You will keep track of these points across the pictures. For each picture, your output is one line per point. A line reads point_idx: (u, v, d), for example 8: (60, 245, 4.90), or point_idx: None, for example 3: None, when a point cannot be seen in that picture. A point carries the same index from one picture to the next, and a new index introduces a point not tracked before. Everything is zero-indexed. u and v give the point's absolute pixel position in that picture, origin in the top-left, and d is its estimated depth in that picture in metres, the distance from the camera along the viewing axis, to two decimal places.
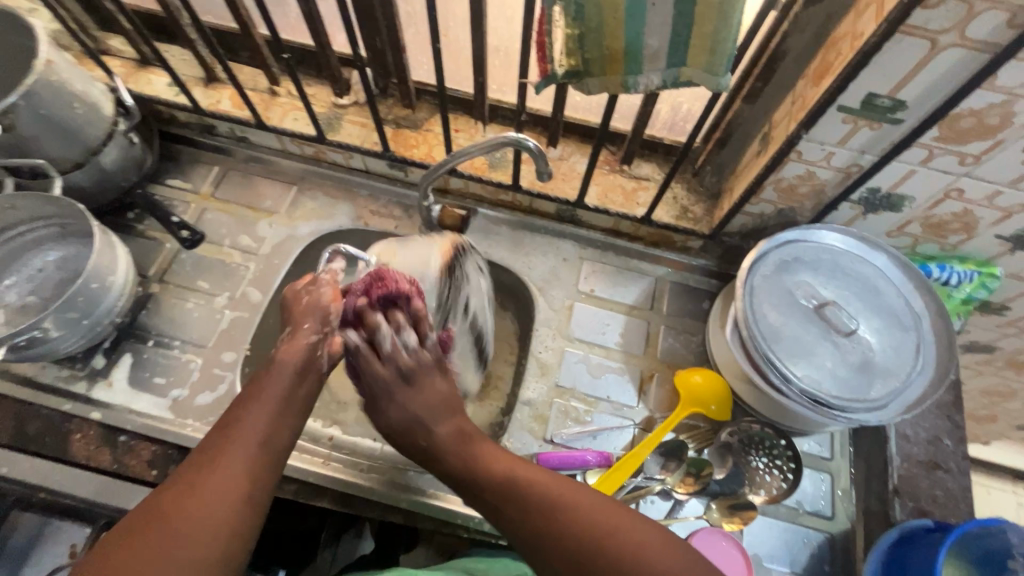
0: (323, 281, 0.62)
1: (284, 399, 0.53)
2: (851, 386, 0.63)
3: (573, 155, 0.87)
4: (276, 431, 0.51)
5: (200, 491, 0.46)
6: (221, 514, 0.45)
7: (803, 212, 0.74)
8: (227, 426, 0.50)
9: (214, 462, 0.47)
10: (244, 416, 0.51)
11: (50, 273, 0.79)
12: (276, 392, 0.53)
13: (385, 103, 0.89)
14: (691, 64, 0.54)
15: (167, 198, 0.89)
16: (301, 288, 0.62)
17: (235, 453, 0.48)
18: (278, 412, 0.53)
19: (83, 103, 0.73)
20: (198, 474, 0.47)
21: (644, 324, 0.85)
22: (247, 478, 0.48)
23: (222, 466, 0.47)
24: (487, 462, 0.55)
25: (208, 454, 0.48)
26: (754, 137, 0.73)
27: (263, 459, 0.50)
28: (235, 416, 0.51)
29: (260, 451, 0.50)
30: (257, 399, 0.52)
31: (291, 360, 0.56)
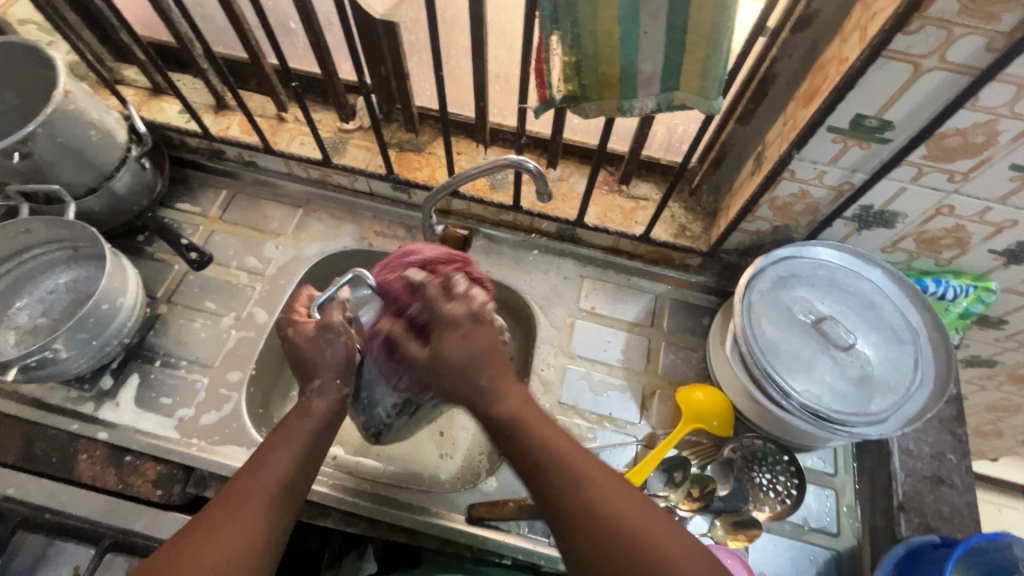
0: (332, 321, 0.59)
1: (308, 446, 0.56)
2: (851, 400, 0.64)
3: (573, 176, 0.89)
4: (298, 478, 0.54)
5: (227, 532, 0.48)
6: (243, 554, 0.48)
7: (798, 229, 0.75)
8: (251, 468, 0.53)
9: (240, 506, 0.50)
10: (268, 459, 0.54)
11: (61, 295, 0.80)
12: (300, 441, 0.56)
13: (389, 127, 0.92)
14: (685, 88, 0.56)
15: (176, 221, 0.91)
16: (315, 334, 0.59)
17: (259, 495, 0.51)
18: (303, 457, 0.55)
19: (99, 130, 0.76)
20: (221, 516, 0.49)
21: (644, 340, 0.86)
22: (271, 518, 0.51)
23: (248, 507, 0.50)
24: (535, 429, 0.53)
25: (234, 494, 0.51)
26: (748, 158, 0.75)
27: (284, 502, 0.52)
28: (256, 461, 0.54)
29: (281, 497, 0.52)
30: (280, 444, 0.55)
31: (320, 409, 0.58)
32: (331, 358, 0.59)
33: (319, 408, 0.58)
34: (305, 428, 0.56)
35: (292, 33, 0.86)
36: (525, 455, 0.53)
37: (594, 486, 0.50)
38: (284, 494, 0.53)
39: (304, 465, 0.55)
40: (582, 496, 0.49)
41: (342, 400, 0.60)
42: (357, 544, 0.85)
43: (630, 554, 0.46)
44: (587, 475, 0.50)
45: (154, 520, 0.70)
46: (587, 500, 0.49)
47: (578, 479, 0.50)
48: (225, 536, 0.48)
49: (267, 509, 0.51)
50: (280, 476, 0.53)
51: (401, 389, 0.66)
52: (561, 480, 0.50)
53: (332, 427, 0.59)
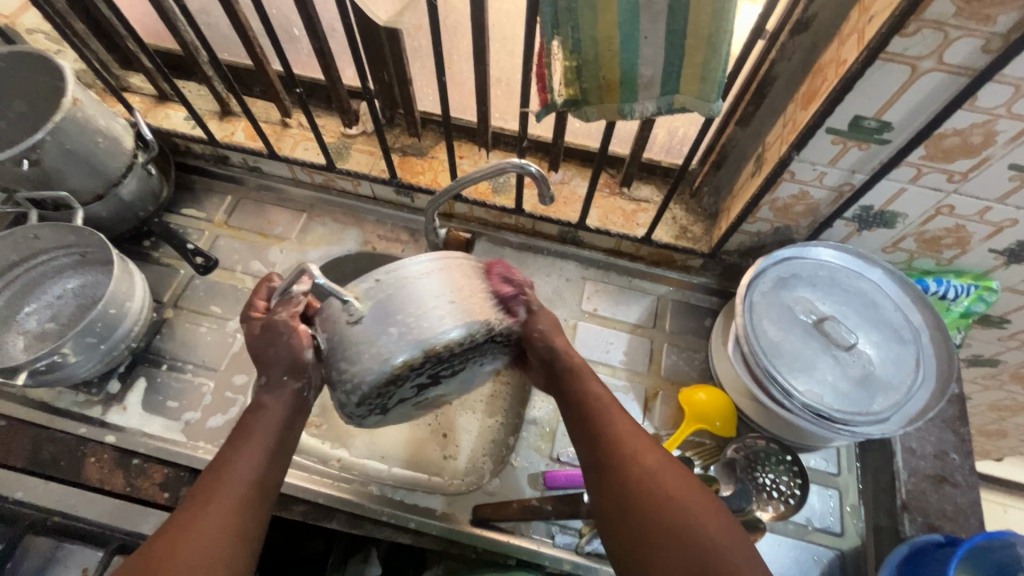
0: (279, 321, 0.57)
1: (274, 442, 0.57)
2: (853, 399, 0.64)
3: (574, 179, 0.90)
4: (267, 474, 0.56)
5: (198, 528, 0.50)
6: (214, 548, 0.49)
7: (799, 230, 0.76)
8: (218, 468, 0.54)
9: (210, 505, 0.51)
10: (234, 460, 0.55)
11: (69, 300, 0.81)
12: (265, 438, 0.57)
13: (393, 132, 0.93)
14: (684, 91, 0.56)
15: (182, 226, 0.92)
16: (261, 333, 0.58)
17: (229, 494, 0.52)
18: (269, 455, 0.56)
19: (106, 137, 0.77)
20: (192, 516, 0.51)
21: (647, 342, 0.86)
22: (242, 515, 0.52)
23: (218, 505, 0.52)
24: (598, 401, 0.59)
25: (207, 492, 0.52)
26: (748, 160, 0.76)
27: (254, 500, 0.54)
28: (224, 461, 0.55)
29: (250, 494, 0.54)
30: (245, 442, 0.56)
31: (276, 405, 0.58)
32: (277, 356, 0.58)
33: (279, 404, 0.58)
34: (269, 423, 0.57)
35: (296, 40, 0.87)
36: (576, 416, 0.59)
37: (636, 445, 0.55)
38: (253, 492, 0.54)
39: (273, 461, 0.57)
40: (620, 454, 0.55)
41: (299, 396, 0.59)
42: (362, 547, 0.84)
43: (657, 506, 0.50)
44: (625, 436, 0.56)
45: None
46: (624, 458, 0.54)
47: (623, 438, 0.56)
48: (197, 533, 0.50)
49: (236, 506, 0.52)
50: (248, 474, 0.54)
51: (366, 364, 0.50)
52: (603, 438, 0.56)
53: (295, 423, 0.60)
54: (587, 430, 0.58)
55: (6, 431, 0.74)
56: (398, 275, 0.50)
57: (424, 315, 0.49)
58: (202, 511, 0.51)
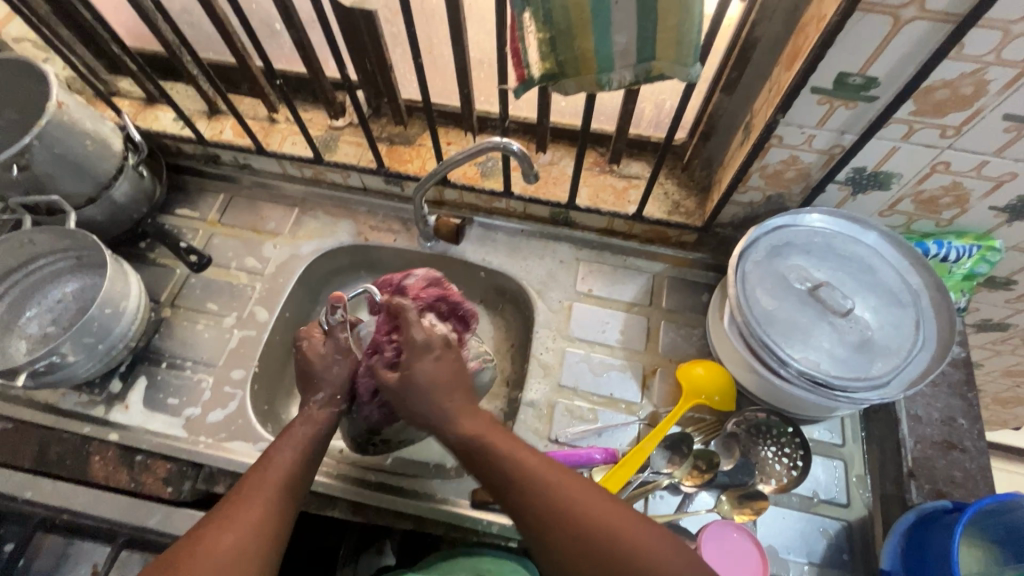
0: (342, 344, 0.67)
1: (309, 443, 0.61)
2: (852, 365, 0.63)
3: (563, 159, 0.89)
4: (302, 473, 0.59)
5: (241, 518, 0.52)
6: (257, 533, 0.52)
7: (792, 197, 0.74)
8: (261, 465, 0.57)
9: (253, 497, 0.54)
10: (276, 457, 0.58)
11: (68, 303, 0.82)
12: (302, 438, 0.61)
13: (379, 122, 0.93)
14: (661, 57, 0.55)
15: (177, 227, 0.93)
16: (323, 354, 0.66)
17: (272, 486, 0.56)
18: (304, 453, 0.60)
19: (94, 140, 0.77)
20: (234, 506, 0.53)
21: (644, 320, 0.85)
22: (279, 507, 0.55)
23: (263, 497, 0.54)
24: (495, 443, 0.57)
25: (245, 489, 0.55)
26: (737, 128, 0.74)
27: (290, 495, 0.57)
28: (267, 458, 0.58)
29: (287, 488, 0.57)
30: (285, 443, 0.60)
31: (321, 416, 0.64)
32: (337, 374, 0.66)
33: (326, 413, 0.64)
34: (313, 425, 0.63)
35: (277, 34, 0.87)
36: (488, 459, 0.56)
37: (540, 476, 0.54)
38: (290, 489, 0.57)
39: (304, 464, 0.60)
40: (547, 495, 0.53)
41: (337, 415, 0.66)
42: (375, 540, 0.85)
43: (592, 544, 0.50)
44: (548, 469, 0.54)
45: (167, 516, 0.71)
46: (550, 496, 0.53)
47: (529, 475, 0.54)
48: (238, 523, 0.52)
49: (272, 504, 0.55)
50: (289, 471, 0.58)
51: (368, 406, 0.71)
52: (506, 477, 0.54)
53: (331, 435, 0.65)
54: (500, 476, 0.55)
55: (15, 433, 0.76)
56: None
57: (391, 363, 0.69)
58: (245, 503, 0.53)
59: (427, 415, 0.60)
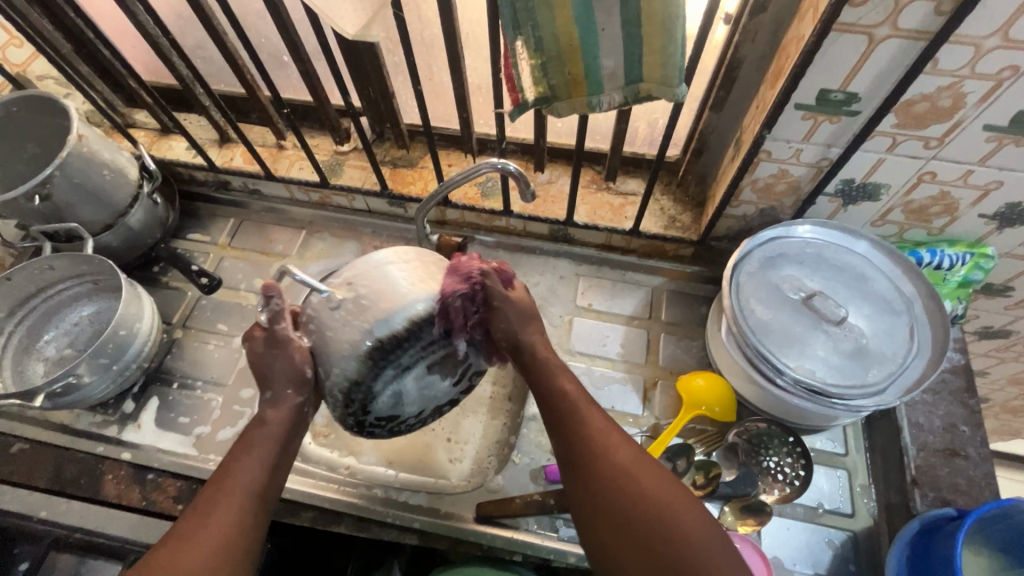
0: (278, 336, 0.58)
1: (270, 451, 0.57)
2: (848, 372, 0.63)
3: (561, 177, 0.91)
4: (265, 485, 0.55)
5: (197, 541, 0.50)
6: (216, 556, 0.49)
7: (784, 209, 0.76)
8: (219, 479, 0.54)
9: (210, 517, 0.51)
10: (236, 471, 0.55)
11: (84, 326, 0.85)
12: (264, 447, 0.57)
13: (382, 146, 0.96)
14: (648, 79, 0.58)
15: (189, 251, 0.96)
16: (264, 349, 0.59)
17: (231, 502, 0.53)
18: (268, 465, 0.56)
19: (111, 170, 0.81)
20: (190, 530, 0.50)
21: (644, 333, 0.87)
22: (238, 526, 0.52)
23: (218, 518, 0.51)
24: (569, 389, 0.59)
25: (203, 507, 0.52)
26: (728, 144, 0.77)
27: (254, 510, 0.54)
28: (227, 470, 0.55)
29: (250, 504, 0.53)
30: (246, 453, 0.56)
31: (276, 420, 0.58)
32: (283, 367, 0.58)
33: (281, 415, 0.59)
34: (273, 431, 0.58)
35: (285, 66, 0.92)
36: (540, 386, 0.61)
37: (612, 439, 0.55)
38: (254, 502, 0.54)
39: (269, 476, 0.56)
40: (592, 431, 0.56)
41: (301, 410, 0.60)
42: (382, 560, 0.82)
43: (633, 493, 0.51)
44: (598, 421, 0.57)
45: None
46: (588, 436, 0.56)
47: (600, 434, 0.56)
48: (193, 548, 0.49)
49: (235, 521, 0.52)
50: (250, 484, 0.54)
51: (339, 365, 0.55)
52: (577, 428, 0.57)
53: (295, 432, 0.60)
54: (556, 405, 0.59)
55: (30, 453, 0.78)
56: (344, 292, 0.55)
57: (384, 295, 0.54)
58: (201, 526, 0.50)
59: (514, 335, 0.61)
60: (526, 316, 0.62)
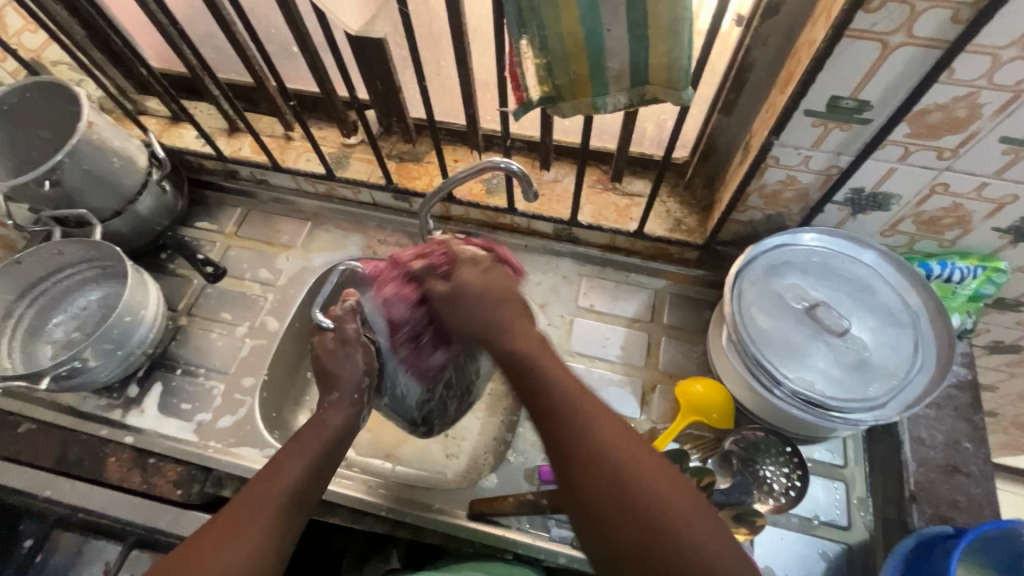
0: (349, 335, 0.64)
1: (320, 455, 0.58)
2: (848, 386, 0.62)
3: (566, 176, 0.91)
4: (310, 488, 0.55)
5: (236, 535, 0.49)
6: (255, 554, 0.49)
7: (791, 217, 0.75)
8: (269, 475, 0.54)
9: (251, 516, 0.51)
10: (286, 468, 0.55)
11: (92, 311, 0.87)
12: (312, 451, 0.57)
13: (389, 140, 0.96)
14: (654, 81, 0.57)
15: (196, 239, 0.97)
16: (337, 348, 0.64)
17: (282, 497, 0.53)
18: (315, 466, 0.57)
19: (121, 157, 0.82)
20: (233, 521, 0.50)
21: (644, 335, 0.86)
22: (274, 525, 0.51)
23: (264, 512, 0.51)
24: (554, 379, 0.52)
25: (247, 502, 0.52)
26: (736, 148, 0.76)
27: (296, 512, 0.54)
28: (276, 467, 0.55)
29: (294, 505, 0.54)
30: (296, 453, 0.57)
31: (336, 421, 0.60)
32: (352, 368, 0.63)
33: (339, 416, 0.61)
34: (319, 435, 0.59)
35: (294, 56, 0.92)
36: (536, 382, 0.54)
37: (613, 439, 0.48)
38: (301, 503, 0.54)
39: (314, 480, 0.56)
40: (576, 417, 0.50)
41: (356, 418, 0.62)
42: (380, 547, 0.85)
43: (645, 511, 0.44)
44: (593, 417, 0.50)
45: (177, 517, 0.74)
46: (595, 444, 0.48)
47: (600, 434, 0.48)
48: (231, 543, 0.48)
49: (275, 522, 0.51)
50: (296, 484, 0.54)
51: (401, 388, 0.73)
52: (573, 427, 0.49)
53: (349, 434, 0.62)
54: (542, 402, 0.52)
55: (37, 433, 0.80)
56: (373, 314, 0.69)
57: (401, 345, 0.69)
58: (242, 521, 0.50)
59: (486, 325, 0.58)
60: (486, 299, 0.59)
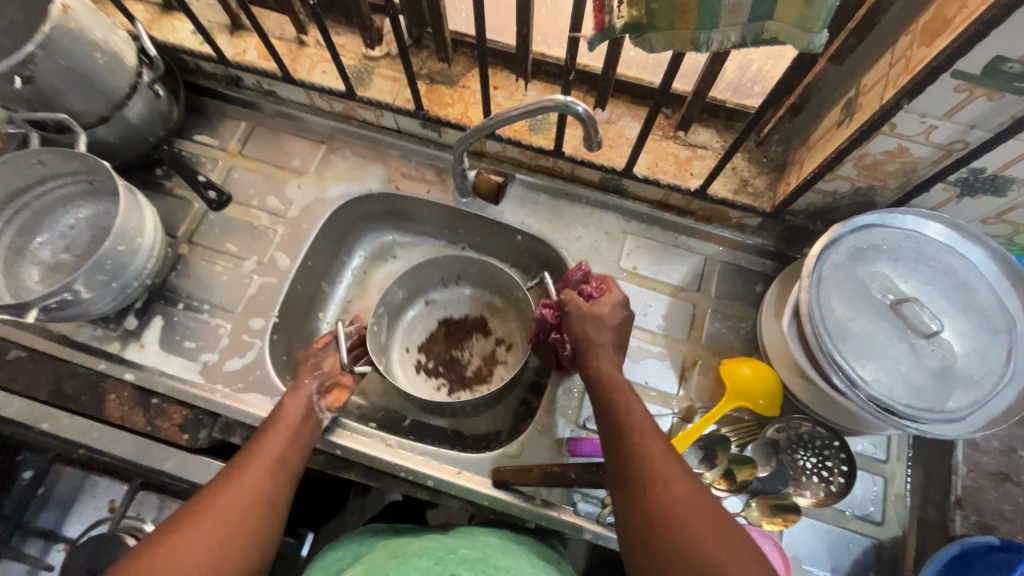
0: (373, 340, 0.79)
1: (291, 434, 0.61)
2: (928, 394, 0.56)
3: (623, 118, 0.79)
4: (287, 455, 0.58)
5: (226, 496, 0.52)
6: (244, 515, 0.51)
7: (884, 191, 0.65)
8: (249, 450, 0.57)
9: (235, 483, 0.53)
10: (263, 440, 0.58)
11: (81, 231, 0.78)
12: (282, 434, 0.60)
13: (419, 55, 0.83)
14: (780, 18, 0.45)
15: (195, 155, 0.86)
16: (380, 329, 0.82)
17: (257, 468, 0.55)
18: (291, 440, 0.60)
19: (104, 53, 0.69)
20: (221, 488, 0.52)
21: (689, 306, 0.79)
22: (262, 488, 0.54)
23: (251, 477, 0.54)
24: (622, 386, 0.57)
25: (234, 470, 0.55)
26: (835, 104, 0.65)
27: (278, 477, 0.56)
28: (252, 446, 0.58)
29: (277, 473, 0.56)
30: (272, 430, 0.60)
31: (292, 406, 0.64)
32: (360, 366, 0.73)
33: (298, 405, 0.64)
34: (290, 416, 0.63)
35: None
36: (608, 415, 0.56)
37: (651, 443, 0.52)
38: (278, 469, 0.57)
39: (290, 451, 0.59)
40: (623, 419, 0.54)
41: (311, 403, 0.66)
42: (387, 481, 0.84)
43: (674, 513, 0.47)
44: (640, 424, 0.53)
45: (184, 463, 0.70)
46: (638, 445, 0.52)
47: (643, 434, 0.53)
48: (220, 505, 0.51)
49: (258, 491, 0.53)
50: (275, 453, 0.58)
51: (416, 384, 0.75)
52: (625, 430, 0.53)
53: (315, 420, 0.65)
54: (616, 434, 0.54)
55: (28, 361, 0.73)
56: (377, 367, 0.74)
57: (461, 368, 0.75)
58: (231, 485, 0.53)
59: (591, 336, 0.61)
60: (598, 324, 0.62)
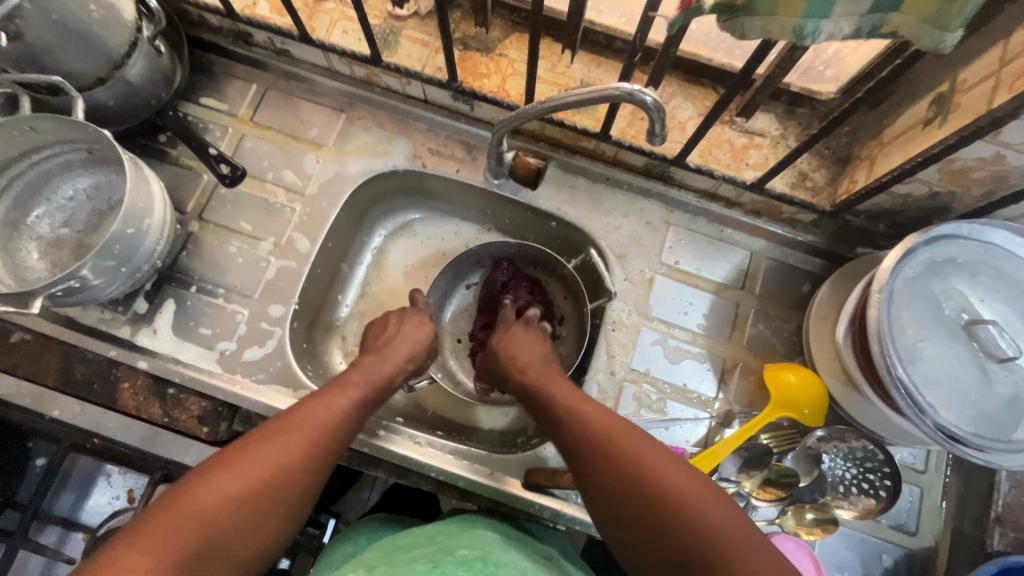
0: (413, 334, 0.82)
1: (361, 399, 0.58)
2: (996, 422, 0.53)
3: (675, 97, 0.72)
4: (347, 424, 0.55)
5: (274, 446, 0.48)
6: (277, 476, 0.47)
7: (964, 198, 0.60)
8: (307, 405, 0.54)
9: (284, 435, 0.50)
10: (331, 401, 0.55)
11: (82, 204, 0.72)
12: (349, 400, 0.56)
13: (452, 16, 0.74)
14: (908, 10, 0.40)
15: (201, 120, 0.78)
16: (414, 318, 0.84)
17: (311, 427, 0.52)
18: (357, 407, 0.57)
19: (100, 4, 0.60)
20: (271, 435, 0.49)
21: (732, 305, 0.75)
22: (308, 450, 0.50)
23: (303, 434, 0.51)
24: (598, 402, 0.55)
25: (290, 417, 0.52)
26: (921, 98, 0.58)
27: (330, 446, 0.52)
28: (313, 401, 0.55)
29: (330, 439, 0.53)
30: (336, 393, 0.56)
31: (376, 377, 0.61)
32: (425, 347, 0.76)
33: (377, 372, 0.62)
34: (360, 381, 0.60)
35: None
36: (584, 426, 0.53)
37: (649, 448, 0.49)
38: (330, 435, 0.53)
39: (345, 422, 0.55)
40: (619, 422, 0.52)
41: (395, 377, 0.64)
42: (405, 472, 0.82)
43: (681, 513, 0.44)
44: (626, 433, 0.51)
45: None
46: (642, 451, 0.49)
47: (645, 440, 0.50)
48: (267, 452, 0.48)
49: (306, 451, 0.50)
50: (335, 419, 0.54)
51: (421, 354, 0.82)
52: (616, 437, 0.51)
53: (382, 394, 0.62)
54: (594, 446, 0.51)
55: (31, 346, 0.68)
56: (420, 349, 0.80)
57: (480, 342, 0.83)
58: (281, 433, 0.50)
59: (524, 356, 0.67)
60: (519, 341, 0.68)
